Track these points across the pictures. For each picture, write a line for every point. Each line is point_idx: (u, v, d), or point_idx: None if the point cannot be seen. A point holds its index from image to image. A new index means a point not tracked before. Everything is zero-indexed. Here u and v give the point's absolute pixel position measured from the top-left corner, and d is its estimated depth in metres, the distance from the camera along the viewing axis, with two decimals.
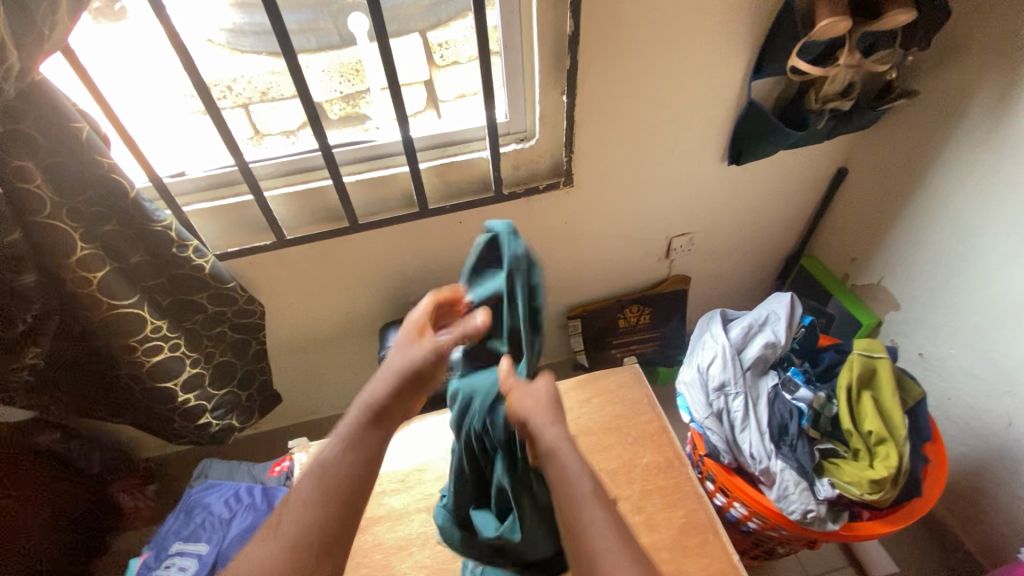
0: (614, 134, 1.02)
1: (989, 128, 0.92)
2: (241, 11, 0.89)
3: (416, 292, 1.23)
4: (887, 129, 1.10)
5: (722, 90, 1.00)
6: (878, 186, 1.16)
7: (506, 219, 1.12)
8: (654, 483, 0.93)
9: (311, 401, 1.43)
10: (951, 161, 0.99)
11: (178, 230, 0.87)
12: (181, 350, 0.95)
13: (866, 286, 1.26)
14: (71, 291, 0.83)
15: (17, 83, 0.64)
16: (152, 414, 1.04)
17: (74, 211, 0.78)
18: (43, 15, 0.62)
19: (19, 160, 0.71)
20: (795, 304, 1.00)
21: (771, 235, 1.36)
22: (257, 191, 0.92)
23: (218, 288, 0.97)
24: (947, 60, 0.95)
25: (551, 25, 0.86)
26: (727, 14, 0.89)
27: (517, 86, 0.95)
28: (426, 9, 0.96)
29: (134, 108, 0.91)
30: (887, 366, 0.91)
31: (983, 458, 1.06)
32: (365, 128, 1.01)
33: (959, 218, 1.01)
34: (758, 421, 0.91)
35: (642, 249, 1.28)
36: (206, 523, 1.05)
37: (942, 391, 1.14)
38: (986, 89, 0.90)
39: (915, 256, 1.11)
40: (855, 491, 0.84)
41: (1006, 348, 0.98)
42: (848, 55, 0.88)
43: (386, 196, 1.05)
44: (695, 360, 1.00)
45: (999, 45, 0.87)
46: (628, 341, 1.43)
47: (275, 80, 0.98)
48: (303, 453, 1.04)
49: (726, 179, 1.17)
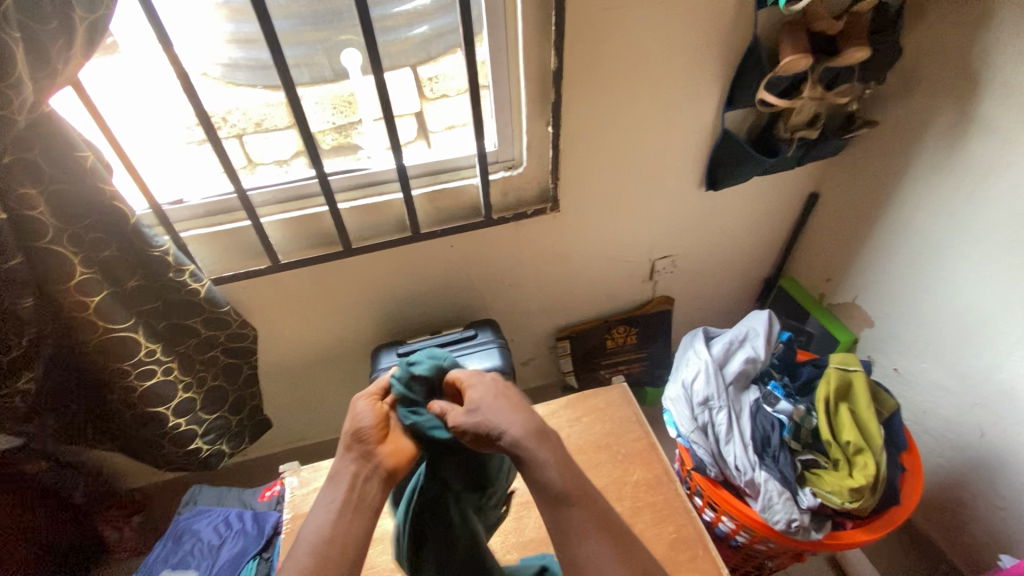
0: (598, 161, 1.07)
1: (946, 155, 0.99)
2: (237, 46, 0.90)
3: (408, 315, 1.25)
4: (853, 156, 1.17)
5: (698, 122, 1.07)
6: (848, 209, 1.22)
7: (496, 243, 1.16)
8: (644, 499, 0.95)
9: (301, 426, 1.43)
10: (913, 185, 1.06)
11: (175, 255, 0.89)
12: (174, 374, 0.96)
13: (842, 304, 1.31)
14: (68, 314, 0.84)
15: (29, 114, 0.67)
16: (142, 439, 1.03)
17: (75, 237, 0.80)
18: (58, 51, 0.65)
19: (22, 188, 0.72)
20: (773, 320, 1.05)
21: (750, 257, 1.42)
22: (255, 217, 0.95)
23: (213, 312, 0.98)
24: (904, 94, 1.03)
25: (538, 60, 0.92)
26: (700, 52, 0.96)
27: (505, 118, 1.00)
28: (416, 45, 0.97)
29: (135, 137, 0.94)
30: (862, 379, 0.95)
31: (960, 469, 1.10)
32: (358, 158, 1.05)
33: (924, 238, 1.07)
34: (741, 433, 0.94)
35: (628, 271, 1.32)
36: (196, 550, 1.04)
37: (918, 404, 1.18)
38: (941, 118, 0.98)
39: (885, 275, 1.17)
40: (837, 501, 0.86)
41: (973, 360, 1.03)
42: (810, 88, 0.95)
43: (380, 221, 1.09)
44: (679, 376, 1.04)
45: (949, 80, 0.95)
46: (616, 362, 1.46)
47: (269, 112, 0.99)
48: (294, 477, 1.03)
49: (705, 203, 1.23)
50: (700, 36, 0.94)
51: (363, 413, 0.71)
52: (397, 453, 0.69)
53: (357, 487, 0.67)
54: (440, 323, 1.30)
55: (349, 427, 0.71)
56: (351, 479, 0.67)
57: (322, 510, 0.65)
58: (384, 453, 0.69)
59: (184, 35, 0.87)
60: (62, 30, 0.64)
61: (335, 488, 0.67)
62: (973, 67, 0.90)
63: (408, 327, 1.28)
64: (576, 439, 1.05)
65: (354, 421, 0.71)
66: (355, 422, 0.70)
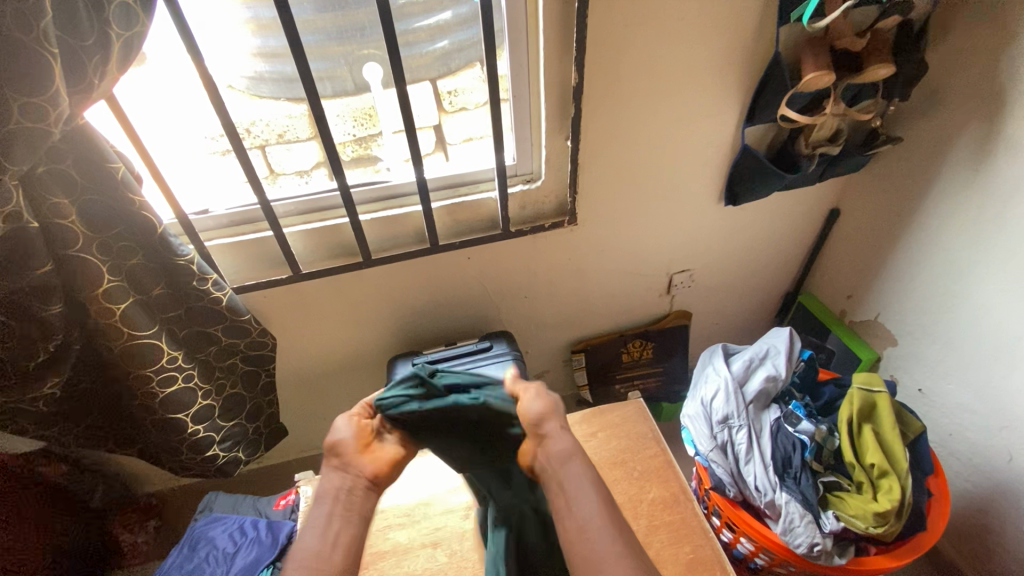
0: (616, 177, 1.08)
1: (972, 173, 0.97)
2: (263, 60, 0.92)
3: (424, 327, 1.26)
4: (875, 172, 1.15)
5: (717, 137, 1.06)
6: (870, 226, 1.21)
7: (512, 256, 1.16)
8: (661, 518, 0.93)
9: (315, 435, 1.44)
10: (938, 203, 1.04)
11: (200, 264, 0.91)
12: (194, 381, 0.98)
13: (864, 322, 1.29)
14: (94, 320, 0.86)
15: (64, 126, 0.69)
16: (160, 444, 1.05)
17: (103, 245, 0.82)
18: (94, 66, 0.67)
19: (55, 198, 0.75)
20: (794, 338, 1.03)
21: (769, 273, 1.40)
22: (277, 228, 0.97)
23: (234, 320, 0.99)
24: (928, 111, 1.02)
25: (558, 76, 0.93)
26: (720, 69, 0.96)
27: (524, 131, 1.01)
28: (437, 59, 0.98)
29: (163, 146, 0.96)
30: (886, 401, 0.93)
31: (989, 494, 1.06)
32: (378, 169, 1.07)
33: (949, 257, 1.05)
34: (762, 453, 0.93)
35: (645, 285, 1.32)
36: (210, 557, 1.05)
37: (944, 427, 1.15)
38: (967, 135, 0.96)
39: (909, 293, 1.15)
40: (860, 524, 0.84)
41: (1002, 382, 1.00)
42: (833, 104, 0.95)
43: (399, 233, 1.09)
44: (698, 393, 1.03)
45: (975, 97, 0.93)
46: (631, 377, 1.45)
47: (292, 123, 1.01)
48: (309, 487, 1.04)
49: (724, 218, 1.22)
50: (720, 52, 0.94)
51: (340, 426, 0.68)
52: (378, 461, 0.66)
53: (342, 498, 0.62)
54: (455, 334, 1.30)
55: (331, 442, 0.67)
56: (334, 492, 0.62)
57: (328, 527, 0.60)
58: (366, 461, 0.65)
59: (213, 49, 0.89)
60: (98, 46, 0.66)
61: (319, 506, 0.62)
62: (1000, 84, 0.89)
63: (424, 338, 1.28)
64: (592, 455, 1.04)
65: (333, 436, 0.67)
66: (334, 436, 0.66)
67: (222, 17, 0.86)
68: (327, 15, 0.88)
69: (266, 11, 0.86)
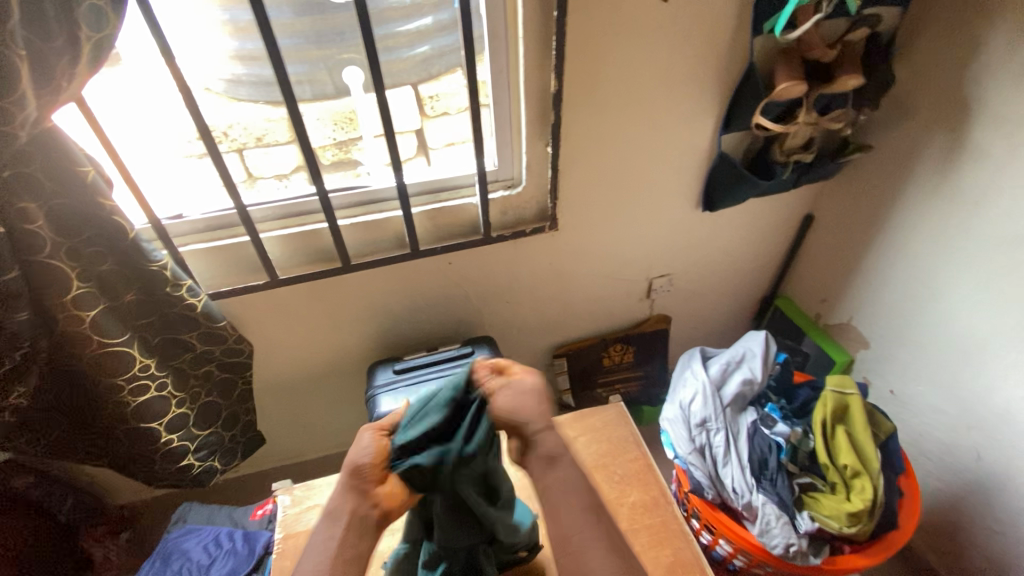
0: (595, 183, 1.09)
1: (938, 180, 1.00)
2: (241, 63, 0.90)
3: (405, 332, 1.25)
4: (847, 179, 1.19)
5: (694, 145, 1.08)
6: (842, 232, 1.24)
7: (494, 261, 1.17)
8: (641, 521, 0.94)
9: (295, 442, 1.42)
10: (906, 209, 1.08)
11: (173, 270, 0.89)
12: (168, 390, 0.96)
13: (838, 325, 1.32)
14: (62, 328, 0.83)
15: (31, 129, 0.67)
16: (131, 456, 1.02)
17: (73, 251, 0.79)
18: (62, 68, 0.65)
19: (22, 203, 0.73)
20: (769, 342, 1.05)
21: (746, 277, 1.43)
22: (254, 233, 0.95)
23: (209, 326, 0.97)
24: (896, 121, 1.05)
25: (538, 82, 0.93)
26: (696, 78, 0.98)
27: (505, 137, 1.01)
28: (417, 64, 0.97)
29: (135, 148, 0.94)
30: (858, 402, 0.96)
31: (957, 492, 1.10)
32: (358, 173, 1.06)
33: (917, 261, 1.08)
34: (739, 455, 0.95)
35: (626, 289, 1.33)
36: (184, 570, 1.02)
37: (915, 427, 1.18)
38: (934, 144, 1.00)
39: (880, 296, 1.18)
40: (834, 525, 0.86)
41: (969, 383, 1.04)
42: (806, 114, 0.97)
43: (379, 238, 1.09)
44: (677, 397, 1.04)
45: (940, 108, 0.97)
46: (612, 381, 1.46)
47: (270, 127, 0.99)
48: (287, 496, 1.02)
49: (701, 223, 1.24)
50: (697, 62, 0.96)
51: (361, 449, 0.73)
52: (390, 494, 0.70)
53: (354, 526, 0.66)
54: (436, 339, 1.29)
55: (350, 467, 0.72)
56: (349, 517, 0.67)
57: (326, 518, 0.68)
58: (381, 493, 0.69)
59: (188, 51, 0.88)
60: (68, 47, 0.65)
61: (333, 523, 0.67)
62: (963, 96, 0.93)
63: (404, 344, 1.28)
64: (573, 459, 1.04)
65: (356, 451, 0.73)
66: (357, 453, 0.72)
67: (197, 18, 0.85)
68: (306, 19, 0.87)
69: (244, 13, 0.85)
